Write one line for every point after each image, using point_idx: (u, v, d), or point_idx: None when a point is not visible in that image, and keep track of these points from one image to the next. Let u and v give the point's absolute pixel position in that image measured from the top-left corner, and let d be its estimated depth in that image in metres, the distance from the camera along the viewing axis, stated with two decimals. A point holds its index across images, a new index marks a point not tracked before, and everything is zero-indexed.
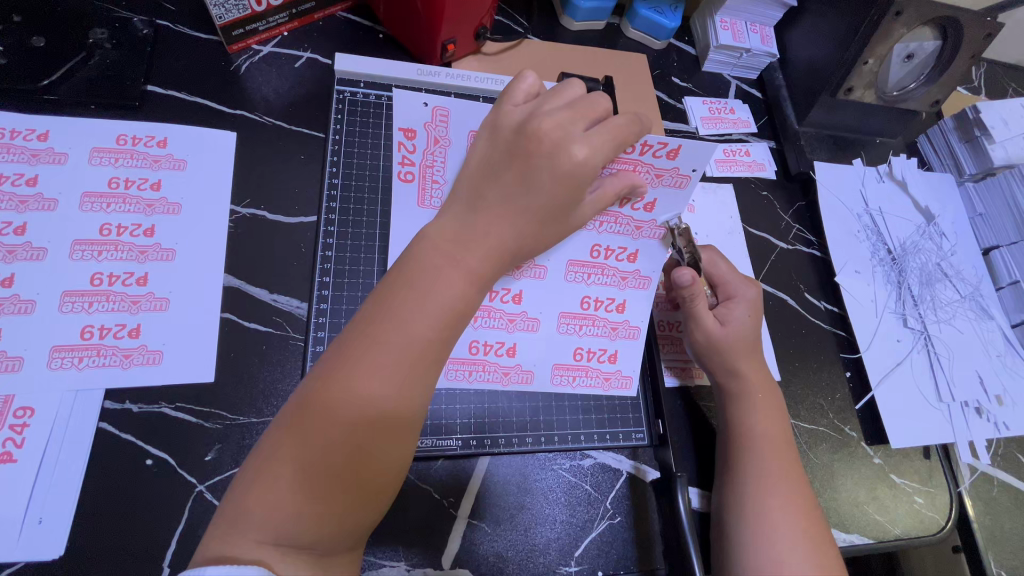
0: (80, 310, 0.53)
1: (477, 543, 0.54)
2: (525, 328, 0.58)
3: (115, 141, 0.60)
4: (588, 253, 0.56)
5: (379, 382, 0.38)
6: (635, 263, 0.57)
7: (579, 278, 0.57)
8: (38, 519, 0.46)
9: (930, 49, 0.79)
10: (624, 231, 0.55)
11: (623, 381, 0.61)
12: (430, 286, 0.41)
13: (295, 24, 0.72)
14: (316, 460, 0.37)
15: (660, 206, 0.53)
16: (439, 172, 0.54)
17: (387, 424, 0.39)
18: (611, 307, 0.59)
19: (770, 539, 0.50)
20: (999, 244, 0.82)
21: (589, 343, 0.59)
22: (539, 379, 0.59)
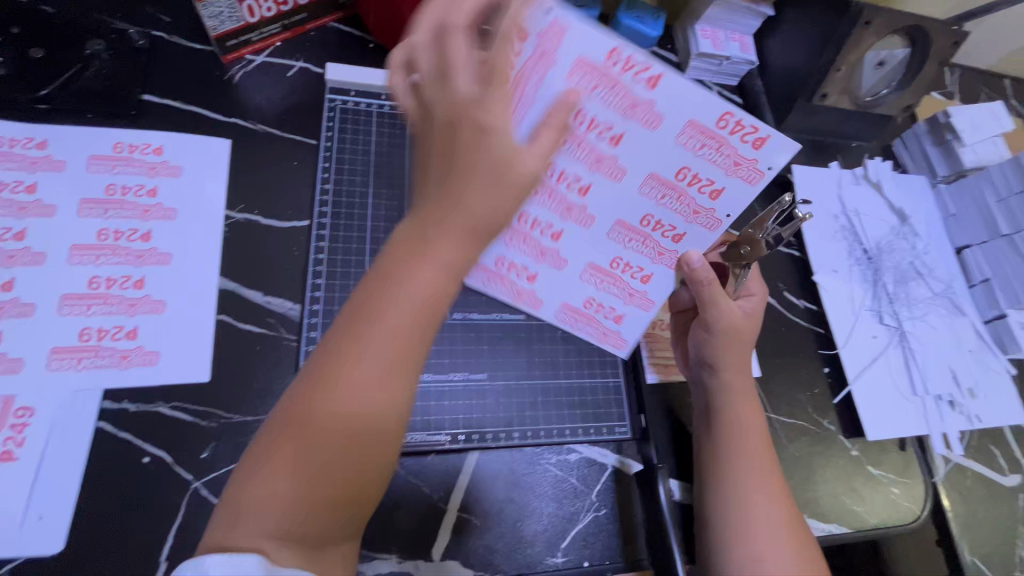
0: (78, 313, 0.55)
1: (467, 536, 0.56)
2: (552, 264, 0.59)
3: (112, 149, 0.61)
4: (638, 219, 0.54)
5: (362, 384, 0.38)
6: (679, 244, 0.56)
7: (620, 237, 0.56)
8: (38, 516, 0.48)
9: (899, 56, 0.82)
10: (680, 211, 0.52)
11: (617, 340, 0.64)
12: (415, 278, 0.38)
13: (288, 35, 0.74)
14: (301, 459, 0.37)
15: (726, 198, 0.50)
16: (528, 92, 0.43)
17: (363, 424, 0.38)
18: (637, 274, 0.59)
19: (751, 538, 0.53)
20: (971, 243, 0.85)
21: (603, 297, 0.62)
22: (545, 309, 0.63)
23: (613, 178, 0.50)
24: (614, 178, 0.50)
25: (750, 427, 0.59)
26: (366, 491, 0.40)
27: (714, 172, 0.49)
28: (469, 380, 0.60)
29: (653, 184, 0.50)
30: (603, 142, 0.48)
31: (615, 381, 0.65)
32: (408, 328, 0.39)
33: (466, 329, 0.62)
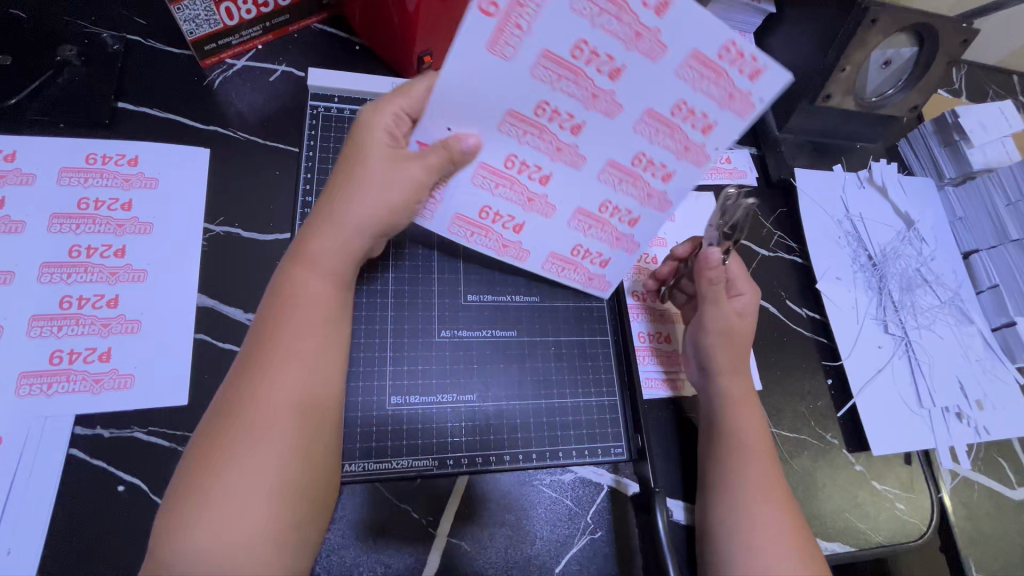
0: (49, 334, 0.52)
1: (457, 562, 0.54)
2: (541, 212, 0.55)
3: (84, 161, 0.59)
4: (629, 158, 0.49)
5: (290, 370, 0.43)
6: (667, 183, 0.50)
7: (610, 179, 0.51)
8: (7, 549, 0.46)
9: (907, 55, 0.79)
10: (672, 148, 0.48)
11: (603, 283, 0.63)
12: (312, 281, 0.47)
13: (270, 37, 0.71)
14: (270, 458, 0.40)
15: (718, 133, 0.46)
16: (528, 17, 0.40)
17: (313, 407, 0.43)
18: (625, 219, 0.55)
19: (754, 545, 0.50)
20: (979, 248, 0.83)
21: (590, 244, 0.58)
22: (532, 261, 0.60)
23: (608, 117, 0.46)
24: (609, 116, 0.46)
25: (747, 427, 0.58)
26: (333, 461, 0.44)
27: (706, 103, 0.44)
28: (458, 400, 0.58)
29: (648, 121, 0.46)
30: (601, 76, 0.44)
31: (611, 400, 0.63)
32: (314, 316, 0.45)
33: (455, 346, 0.60)
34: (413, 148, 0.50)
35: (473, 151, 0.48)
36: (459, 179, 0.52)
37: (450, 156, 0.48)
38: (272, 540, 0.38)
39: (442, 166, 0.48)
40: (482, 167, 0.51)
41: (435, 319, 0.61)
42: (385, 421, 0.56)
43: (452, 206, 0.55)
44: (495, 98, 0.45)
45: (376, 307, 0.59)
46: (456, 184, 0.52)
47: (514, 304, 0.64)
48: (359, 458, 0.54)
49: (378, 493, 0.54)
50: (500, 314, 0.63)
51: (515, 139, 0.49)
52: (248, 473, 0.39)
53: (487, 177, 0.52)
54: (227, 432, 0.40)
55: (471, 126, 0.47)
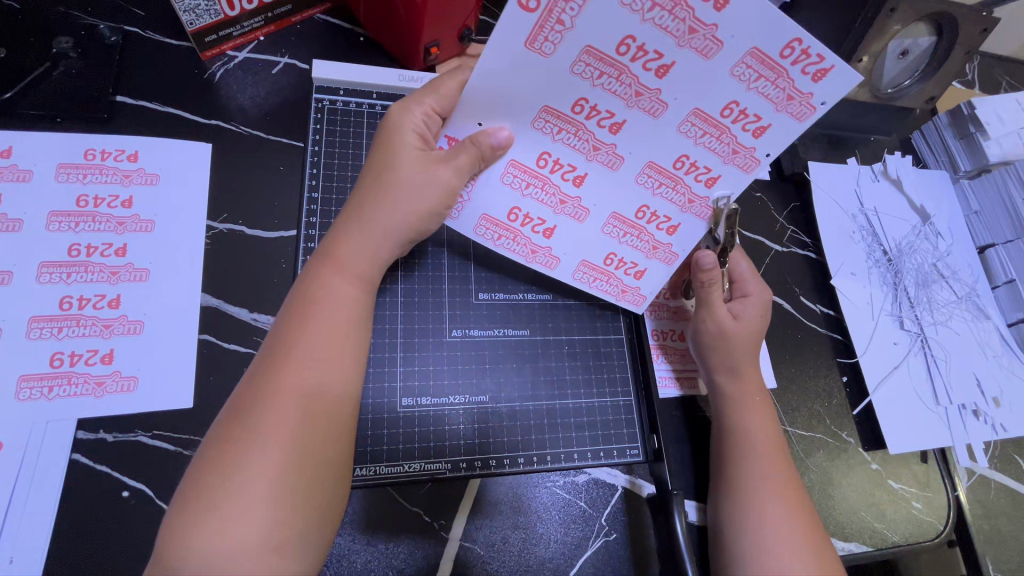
0: (49, 336, 0.51)
1: (468, 566, 0.53)
2: (572, 215, 0.54)
3: (83, 157, 0.57)
4: (671, 160, 0.49)
5: (308, 371, 0.41)
6: (711, 189, 0.51)
7: (648, 183, 0.51)
8: (9, 558, 0.45)
9: (925, 45, 0.77)
10: (719, 151, 0.48)
11: (636, 297, 0.60)
12: (336, 283, 0.46)
13: (272, 28, 0.69)
14: (275, 459, 0.38)
15: (770, 135, 0.46)
16: (570, 12, 0.39)
17: (320, 409, 0.41)
18: (663, 225, 0.54)
19: (772, 550, 0.49)
20: (994, 242, 0.81)
21: (625, 252, 0.56)
22: (561, 269, 0.58)
23: (650, 115, 0.46)
24: (651, 114, 0.46)
25: (761, 426, 0.56)
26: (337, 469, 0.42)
27: (762, 106, 0.44)
28: (470, 401, 0.57)
29: (692, 122, 0.46)
30: (646, 72, 0.43)
31: (626, 400, 0.61)
32: (336, 318, 0.44)
33: (466, 346, 0.59)
34: (443, 143, 0.50)
35: (503, 146, 0.47)
36: (489, 175, 0.51)
37: (480, 153, 0.48)
38: (270, 543, 0.37)
39: (472, 164, 0.48)
40: (513, 164, 0.50)
41: (445, 319, 0.59)
42: (396, 423, 0.54)
43: (479, 206, 0.53)
44: (533, 95, 0.45)
45: (385, 306, 0.58)
46: (484, 182, 0.51)
47: (526, 302, 0.62)
48: (370, 462, 0.53)
49: (389, 497, 0.53)
50: (512, 313, 0.61)
51: (549, 135, 0.48)
52: (260, 471, 0.37)
53: (517, 176, 0.51)
54: (238, 432, 0.39)
55: (500, 119, 0.47)
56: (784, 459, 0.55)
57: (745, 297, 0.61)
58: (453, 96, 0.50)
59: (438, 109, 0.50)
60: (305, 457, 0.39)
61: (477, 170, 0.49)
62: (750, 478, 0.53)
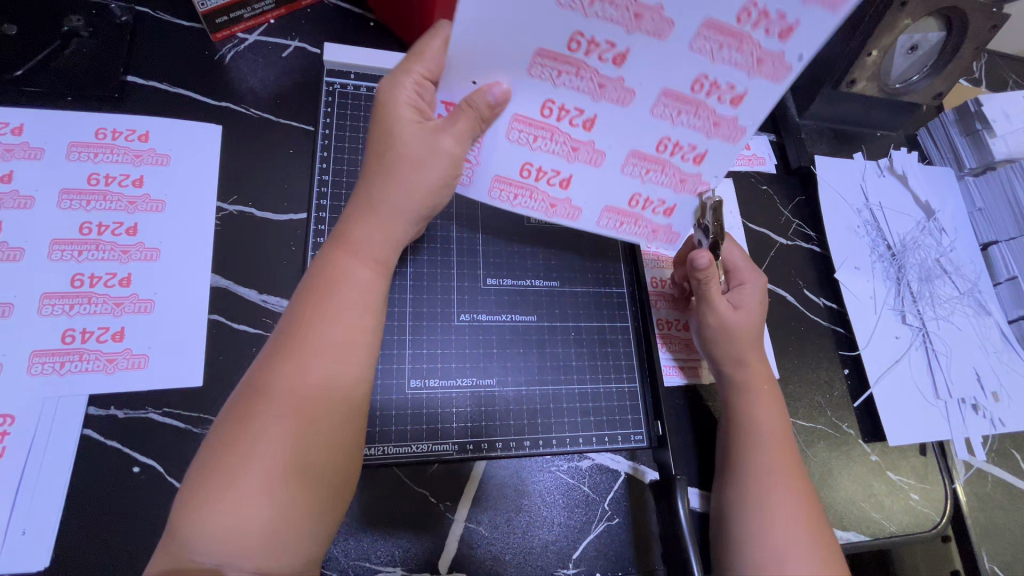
0: (60, 313, 0.51)
1: (473, 547, 0.54)
2: (587, 160, 0.52)
3: (94, 135, 0.57)
4: (689, 83, 0.46)
5: (322, 353, 0.42)
6: (737, 108, 0.47)
7: (666, 113, 0.48)
8: (21, 530, 0.45)
9: (933, 40, 0.76)
10: (742, 64, 0.44)
11: (669, 236, 0.59)
12: (349, 263, 0.46)
13: (282, 11, 0.69)
14: (288, 440, 0.39)
15: (800, 35, 0.42)
16: None
17: (334, 396, 0.41)
18: (689, 155, 0.51)
19: (772, 534, 0.50)
20: (998, 239, 0.82)
21: (650, 191, 0.55)
22: (585, 218, 0.57)
23: (656, 37, 0.43)
24: (657, 36, 0.43)
25: (771, 427, 0.56)
26: (350, 452, 0.42)
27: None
28: (477, 384, 0.57)
29: (704, 36, 0.43)
30: None
31: (630, 386, 0.62)
32: (349, 297, 0.44)
33: (473, 331, 0.59)
34: (439, 110, 0.49)
35: (500, 101, 0.46)
36: (495, 133, 0.50)
37: (479, 114, 0.47)
38: (284, 522, 0.37)
39: (473, 128, 0.47)
40: (516, 119, 0.50)
41: (453, 303, 0.60)
42: (403, 406, 0.55)
43: (489, 168, 0.53)
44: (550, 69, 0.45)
45: (393, 289, 0.58)
46: (491, 142, 0.51)
47: (533, 289, 0.63)
48: (378, 442, 0.53)
49: (395, 478, 0.54)
50: (519, 298, 0.62)
51: (549, 81, 0.46)
52: (272, 452, 0.38)
53: (523, 131, 0.50)
54: (252, 412, 0.39)
55: (496, 75, 0.46)
56: (792, 457, 0.55)
57: (741, 285, 0.62)
58: (439, 57, 0.48)
59: (429, 75, 0.49)
60: (313, 437, 0.39)
61: (478, 134, 0.49)
62: (758, 478, 0.53)
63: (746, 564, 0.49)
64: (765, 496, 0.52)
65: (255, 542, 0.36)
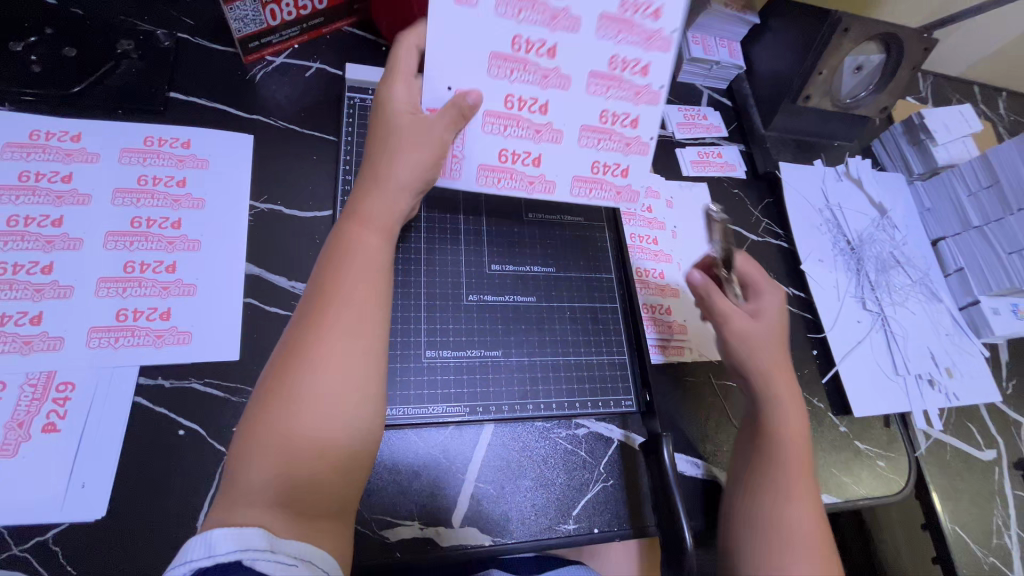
0: (115, 294, 0.57)
1: (483, 504, 0.59)
2: (551, 140, 0.61)
3: (142, 142, 0.65)
4: (606, 64, 0.57)
5: (343, 312, 0.48)
6: (647, 77, 0.58)
7: (599, 91, 0.58)
8: (81, 484, 0.50)
9: (875, 62, 0.88)
10: (637, 42, 0.56)
11: (632, 196, 0.66)
12: (365, 239, 0.53)
13: (306, 38, 0.78)
14: (321, 386, 0.45)
15: (666, 14, 0.55)
16: None
17: (357, 346, 0.47)
18: (627, 122, 0.61)
19: (777, 539, 0.51)
20: (945, 235, 0.92)
21: (606, 158, 0.63)
22: (560, 190, 0.65)
23: (572, 32, 0.55)
24: (573, 31, 0.55)
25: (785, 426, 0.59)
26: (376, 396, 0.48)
27: None
28: (484, 355, 0.64)
29: (607, 23, 0.54)
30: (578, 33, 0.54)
31: (621, 358, 0.69)
32: (364, 267, 0.51)
33: (480, 310, 0.66)
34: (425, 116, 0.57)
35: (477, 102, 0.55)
36: (473, 130, 0.60)
37: (460, 111, 0.55)
38: (327, 453, 0.44)
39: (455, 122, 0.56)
40: (489, 113, 0.59)
41: (462, 286, 0.67)
42: (420, 373, 0.61)
43: (474, 158, 0.62)
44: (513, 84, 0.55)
45: (409, 275, 0.65)
46: (471, 134, 0.60)
47: (531, 274, 0.70)
48: (398, 404, 0.59)
49: (412, 441, 0.60)
50: (520, 283, 0.69)
51: (506, 79, 0.56)
52: (308, 398, 0.44)
53: (495, 122, 0.59)
54: (288, 367, 0.45)
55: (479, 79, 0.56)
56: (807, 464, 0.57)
57: (759, 296, 0.66)
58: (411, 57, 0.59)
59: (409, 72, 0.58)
60: (343, 382, 0.46)
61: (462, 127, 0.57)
62: (774, 480, 0.55)
63: (746, 534, 0.54)
64: (779, 498, 0.54)
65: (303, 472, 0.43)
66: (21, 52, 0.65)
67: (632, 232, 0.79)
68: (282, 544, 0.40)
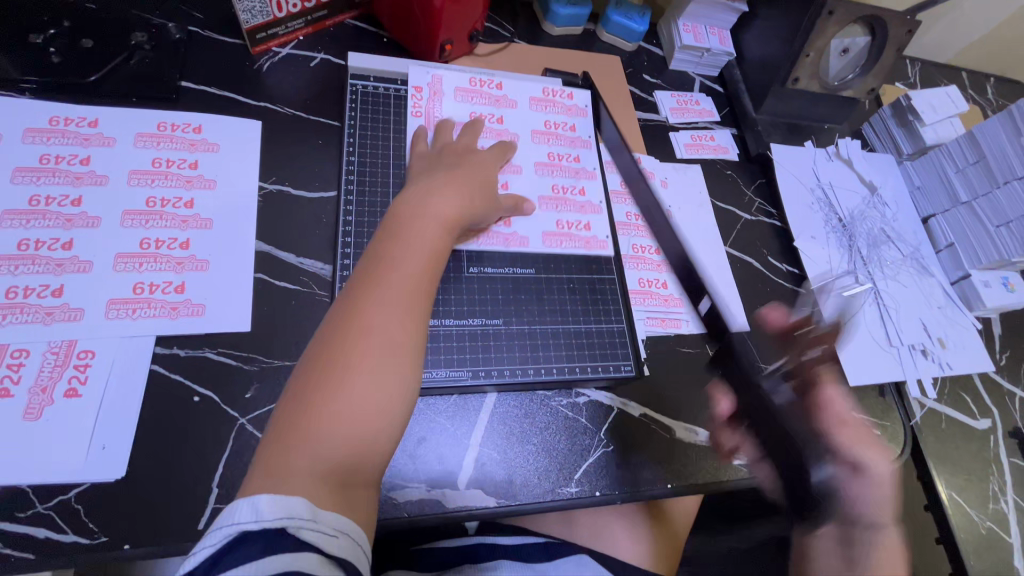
0: (132, 269, 0.60)
1: (488, 469, 0.61)
2: (513, 172, 0.76)
3: (156, 128, 0.67)
4: (542, 125, 0.81)
5: (396, 293, 0.51)
6: (576, 130, 0.82)
7: (542, 139, 0.80)
8: (102, 445, 0.52)
9: (862, 44, 0.90)
10: (562, 112, 0.83)
11: (594, 208, 0.78)
12: (422, 231, 0.57)
13: (310, 30, 0.81)
14: (377, 359, 0.47)
15: (584, 113, 0.84)
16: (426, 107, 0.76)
17: (406, 329, 0.50)
18: (570, 159, 0.80)
19: None
20: (935, 212, 0.94)
21: (562, 182, 0.78)
22: (533, 244, 0.72)
23: (512, 107, 0.80)
24: (512, 107, 0.81)
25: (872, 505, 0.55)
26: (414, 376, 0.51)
27: (567, 92, 0.85)
28: (485, 324, 0.66)
29: (539, 103, 0.82)
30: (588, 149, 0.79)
31: (619, 327, 0.71)
32: (422, 258, 0.55)
33: (483, 282, 0.68)
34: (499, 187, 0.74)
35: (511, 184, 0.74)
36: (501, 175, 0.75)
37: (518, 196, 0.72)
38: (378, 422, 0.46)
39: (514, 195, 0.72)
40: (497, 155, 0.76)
41: (463, 260, 0.69)
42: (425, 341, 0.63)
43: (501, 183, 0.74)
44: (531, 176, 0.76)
45: None
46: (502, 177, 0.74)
47: (530, 248, 0.72)
48: None
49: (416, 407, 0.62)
50: (520, 257, 0.72)
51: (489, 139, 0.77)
52: (364, 372, 0.46)
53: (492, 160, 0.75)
54: (346, 338, 0.47)
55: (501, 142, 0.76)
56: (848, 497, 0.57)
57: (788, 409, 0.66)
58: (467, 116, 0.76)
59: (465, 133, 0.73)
60: (393, 359, 0.48)
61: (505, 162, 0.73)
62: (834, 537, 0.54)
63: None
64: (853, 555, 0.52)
65: (361, 434, 0.45)
66: (40, 44, 0.68)
67: (628, 209, 0.82)
68: (324, 515, 0.40)
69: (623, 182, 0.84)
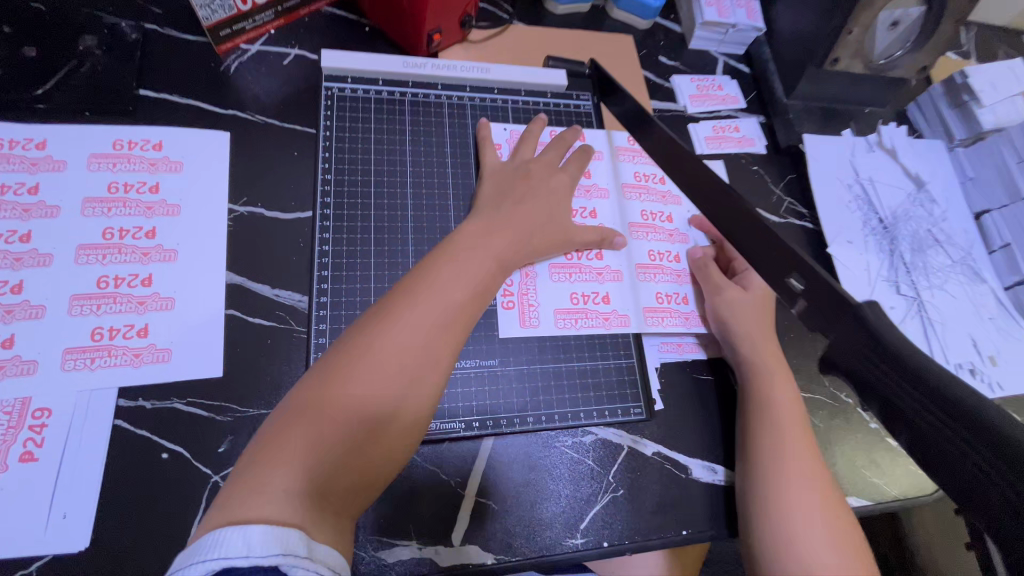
0: (89, 312, 0.54)
1: (484, 522, 0.56)
2: (600, 197, 0.72)
3: (111, 146, 0.61)
4: (626, 142, 0.76)
5: (419, 322, 0.47)
6: None
7: (627, 158, 0.76)
8: (63, 514, 0.48)
9: (914, 15, 0.78)
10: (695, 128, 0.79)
11: (683, 236, 0.74)
12: (451, 259, 0.53)
13: (282, 22, 0.72)
14: (376, 400, 0.43)
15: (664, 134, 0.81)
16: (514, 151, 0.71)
17: (420, 364, 0.46)
18: (656, 180, 0.76)
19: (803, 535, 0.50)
20: (990, 208, 0.83)
21: (650, 207, 0.74)
22: (626, 277, 0.69)
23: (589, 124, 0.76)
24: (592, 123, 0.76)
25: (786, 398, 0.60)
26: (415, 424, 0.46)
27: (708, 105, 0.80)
28: (480, 365, 0.61)
29: None
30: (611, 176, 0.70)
31: (628, 362, 0.66)
32: (452, 284, 0.50)
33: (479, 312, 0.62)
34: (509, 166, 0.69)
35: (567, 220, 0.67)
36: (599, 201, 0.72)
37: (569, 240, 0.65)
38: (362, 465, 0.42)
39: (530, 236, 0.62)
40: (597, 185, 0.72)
41: None
42: None
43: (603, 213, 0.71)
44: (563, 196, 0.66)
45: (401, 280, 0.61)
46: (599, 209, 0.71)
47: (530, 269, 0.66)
48: None
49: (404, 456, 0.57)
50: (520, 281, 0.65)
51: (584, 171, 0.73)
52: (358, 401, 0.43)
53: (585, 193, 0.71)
54: (353, 361, 0.44)
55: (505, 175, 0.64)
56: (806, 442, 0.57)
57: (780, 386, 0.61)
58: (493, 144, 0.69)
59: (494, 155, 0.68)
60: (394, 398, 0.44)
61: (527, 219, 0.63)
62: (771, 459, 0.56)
63: (758, 518, 0.53)
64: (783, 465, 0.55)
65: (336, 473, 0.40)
66: None
67: (642, 207, 0.73)
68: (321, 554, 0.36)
69: (637, 173, 0.75)
